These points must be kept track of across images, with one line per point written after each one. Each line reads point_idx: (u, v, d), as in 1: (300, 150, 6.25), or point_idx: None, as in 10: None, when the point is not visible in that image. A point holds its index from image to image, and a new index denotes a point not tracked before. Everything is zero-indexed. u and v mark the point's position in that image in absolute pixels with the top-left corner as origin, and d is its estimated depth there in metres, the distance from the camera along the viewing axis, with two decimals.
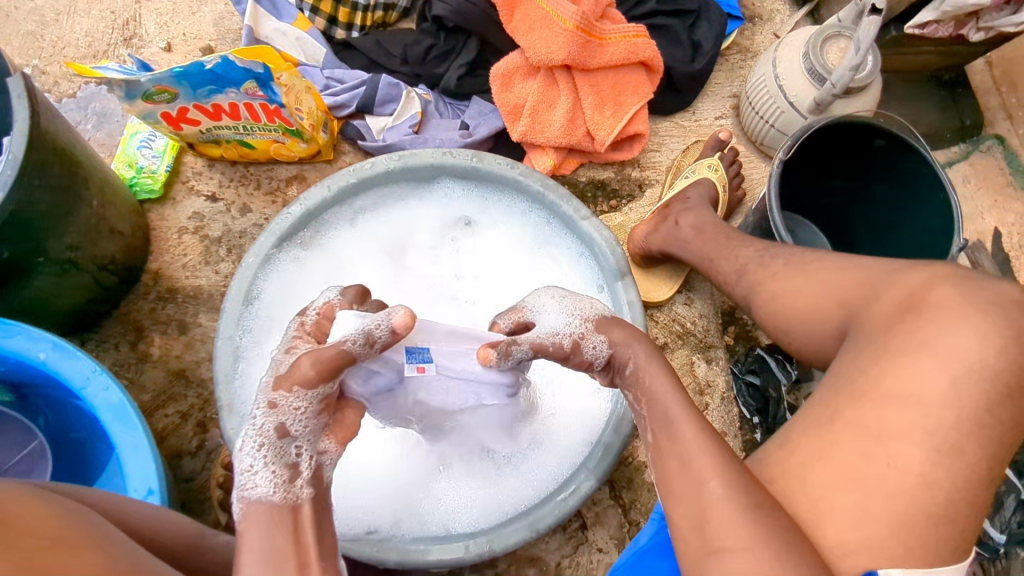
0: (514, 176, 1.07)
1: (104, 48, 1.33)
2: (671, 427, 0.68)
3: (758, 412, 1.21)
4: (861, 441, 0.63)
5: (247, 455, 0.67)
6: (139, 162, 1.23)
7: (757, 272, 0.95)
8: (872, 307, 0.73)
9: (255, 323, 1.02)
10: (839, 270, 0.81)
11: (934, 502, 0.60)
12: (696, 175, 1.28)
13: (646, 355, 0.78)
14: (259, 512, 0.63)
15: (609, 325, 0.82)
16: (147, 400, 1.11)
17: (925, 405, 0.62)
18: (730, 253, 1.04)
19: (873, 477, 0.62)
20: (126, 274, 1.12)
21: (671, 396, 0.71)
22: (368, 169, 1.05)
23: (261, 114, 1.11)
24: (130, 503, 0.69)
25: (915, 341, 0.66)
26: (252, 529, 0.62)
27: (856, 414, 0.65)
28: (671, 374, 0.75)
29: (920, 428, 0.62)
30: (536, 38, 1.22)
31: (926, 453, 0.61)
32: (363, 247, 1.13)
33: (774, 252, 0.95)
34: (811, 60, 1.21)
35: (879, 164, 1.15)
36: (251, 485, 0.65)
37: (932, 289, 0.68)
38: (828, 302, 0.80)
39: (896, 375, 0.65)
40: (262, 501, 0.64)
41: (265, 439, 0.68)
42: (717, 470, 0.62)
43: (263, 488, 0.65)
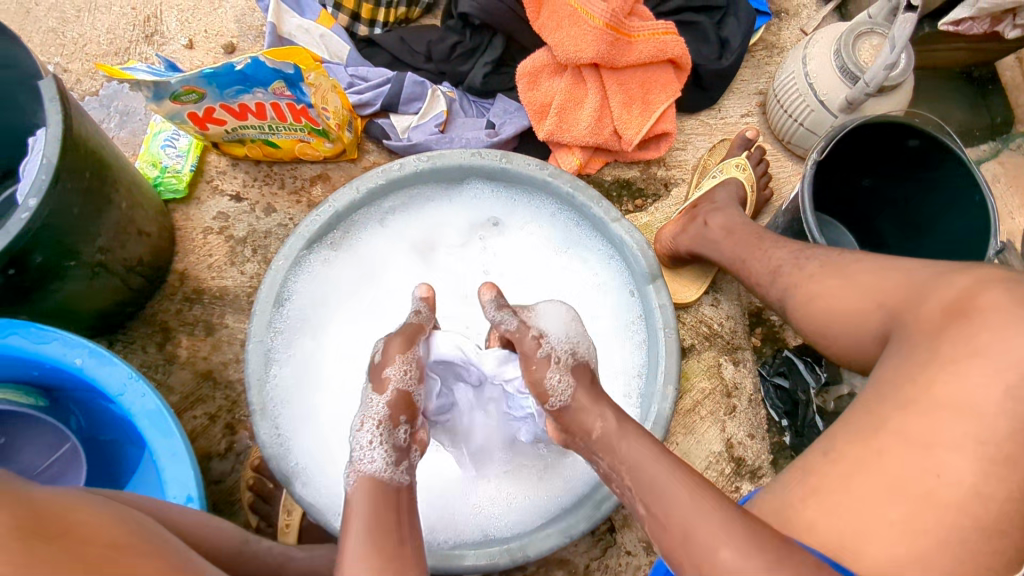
0: (544, 177, 1.06)
1: (126, 45, 1.31)
2: (658, 495, 0.67)
3: (787, 414, 1.20)
4: (910, 450, 0.62)
5: (364, 432, 0.78)
6: (163, 161, 1.23)
7: (792, 274, 0.94)
8: (916, 310, 0.72)
9: (287, 325, 1.02)
10: (879, 273, 0.80)
11: (987, 515, 0.59)
12: (723, 174, 1.27)
13: (611, 417, 0.76)
14: (373, 488, 0.73)
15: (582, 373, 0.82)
16: (176, 402, 1.11)
17: (976, 414, 0.61)
18: (762, 254, 1.03)
19: (923, 488, 0.61)
20: (154, 275, 1.12)
21: (653, 461, 0.70)
22: (397, 170, 1.04)
23: (288, 114, 1.10)
24: (175, 509, 0.69)
25: (967, 347, 0.64)
26: (361, 513, 0.69)
27: (904, 422, 0.64)
28: (645, 439, 0.73)
29: (973, 438, 0.60)
30: (564, 36, 1.19)
31: (978, 463, 0.60)
32: (394, 247, 1.12)
33: (810, 253, 0.94)
34: (843, 58, 1.19)
35: (913, 164, 1.14)
36: (365, 459, 0.75)
37: (980, 292, 0.67)
38: (868, 306, 0.79)
39: (947, 383, 0.63)
40: (376, 479, 0.74)
41: (382, 416, 0.78)
42: (725, 537, 0.59)
43: (377, 465, 0.75)
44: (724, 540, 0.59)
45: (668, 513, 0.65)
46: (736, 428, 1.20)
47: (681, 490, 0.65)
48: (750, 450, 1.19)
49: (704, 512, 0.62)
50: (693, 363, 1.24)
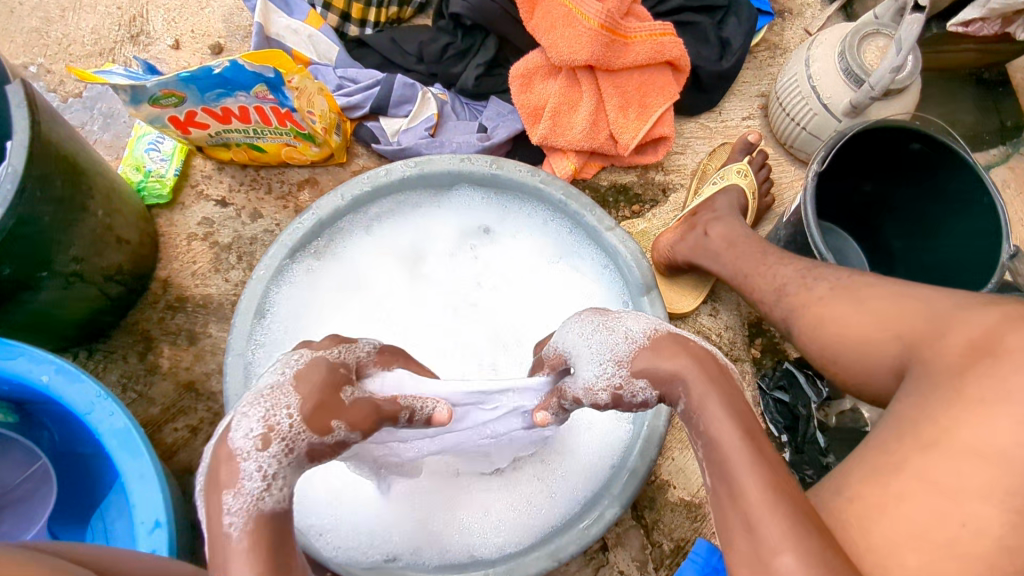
0: (536, 183, 1.02)
1: (110, 45, 1.28)
2: (738, 480, 0.58)
3: (787, 429, 1.15)
4: (930, 495, 0.59)
5: (265, 457, 0.63)
6: (147, 165, 1.20)
7: (798, 294, 0.90)
8: (936, 345, 0.68)
9: (269, 337, 0.99)
10: (894, 300, 0.76)
11: (1013, 567, 0.55)
12: (724, 181, 1.23)
13: (698, 376, 0.68)
14: (264, 526, 0.61)
15: (656, 354, 0.72)
16: (156, 414, 1.08)
17: (1005, 460, 0.57)
18: (767, 270, 0.98)
19: (945, 538, 0.57)
20: (134, 283, 1.09)
21: (739, 438, 0.61)
22: (384, 176, 1.01)
23: (272, 117, 1.07)
24: (130, 556, 0.66)
25: (993, 389, 0.60)
26: (249, 548, 0.59)
27: (926, 466, 0.60)
28: (739, 409, 0.64)
29: (1001, 487, 0.57)
30: (558, 37, 1.15)
31: (1006, 515, 0.56)
32: (380, 255, 1.09)
33: (818, 272, 0.89)
34: (847, 60, 1.15)
35: (916, 169, 1.10)
36: (262, 496, 0.62)
37: (1006, 331, 0.62)
38: (882, 333, 0.75)
39: (976, 428, 0.59)
40: (268, 515, 0.62)
41: (295, 446, 0.64)
42: (790, 542, 0.53)
43: (273, 501, 0.62)
44: (786, 542, 0.53)
45: (741, 497, 0.57)
46: None
47: (757, 478, 0.57)
48: None
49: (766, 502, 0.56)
50: None
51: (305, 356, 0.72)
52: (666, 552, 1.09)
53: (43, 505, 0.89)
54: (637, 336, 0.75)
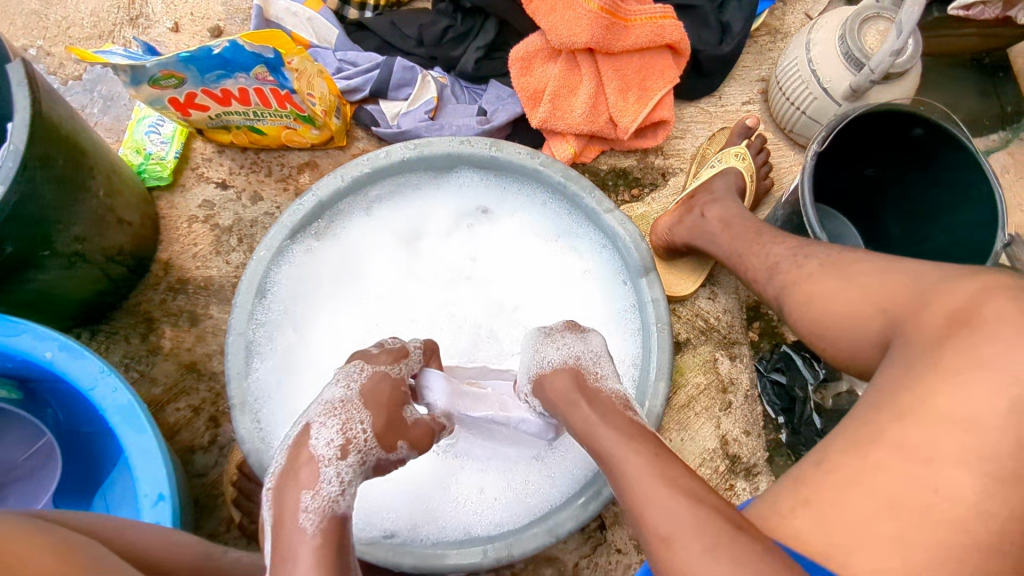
0: (535, 165, 1.03)
1: (110, 28, 1.28)
2: (626, 473, 0.63)
3: (784, 411, 1.16)
4: (909, 463, 0.60)
5: (338, 465, 0.68)
6: (147, 148, 1.20)
7: (790, 271, 0.90)
8: (919, 317, 0.68)
9: (269, 317, 0.99)
10: (881, 274, 0.76)
11: (986, 532, 0.56)
12: (722, 164, 1.23)
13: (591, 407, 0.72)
14: (335, 526, 0.64)
15: (557, 380, 0.79)
16: (159, 393, 1.09)
17: (982, 430, 0.58)
18: (760, 249, 0.99)
19: (919, 504, 0.58)
20: (135, 265, 1.10)
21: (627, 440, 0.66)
22: (384, 158, 1.02)
23: (272, 100, 1.08)
24: (132, 528, 0.67)
25: (967, 356, 0.61)
26: (318, 544, 0.62)
27: (905, 436, 0.61)
28: (619, 419, 0.71)
29: (974, 452, 0.58)
30: (557, 19, 1.15)
31: (980, 480, 0.57)
32: (379, 237, 1.10)
33: (809, 251, 0.89)
34: (847, 43, 1.15)
35: (916, 154, 1.10)
36: (337, 497, 0.66)
37: (984, 302, 0.64)
38: (868, 308, 0.75)
39: (951, 394, 0.60)
40: (337, 517, 0.65)
41: (367, 458, 0.70)
42: (682, 508, 0.57)
43: (345, 506, 0.66)
44: (673, 508, 0.57)
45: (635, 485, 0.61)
46: (732, 424, 1.16)
47: (641, 461, 0.63)
48: (746, 447, 1.16)
49: (655, 477, 0.61)
50: (687, 358, 1.21)
51: (366, 369, 0.77)
52: None
53: (47, 481, 0.90)
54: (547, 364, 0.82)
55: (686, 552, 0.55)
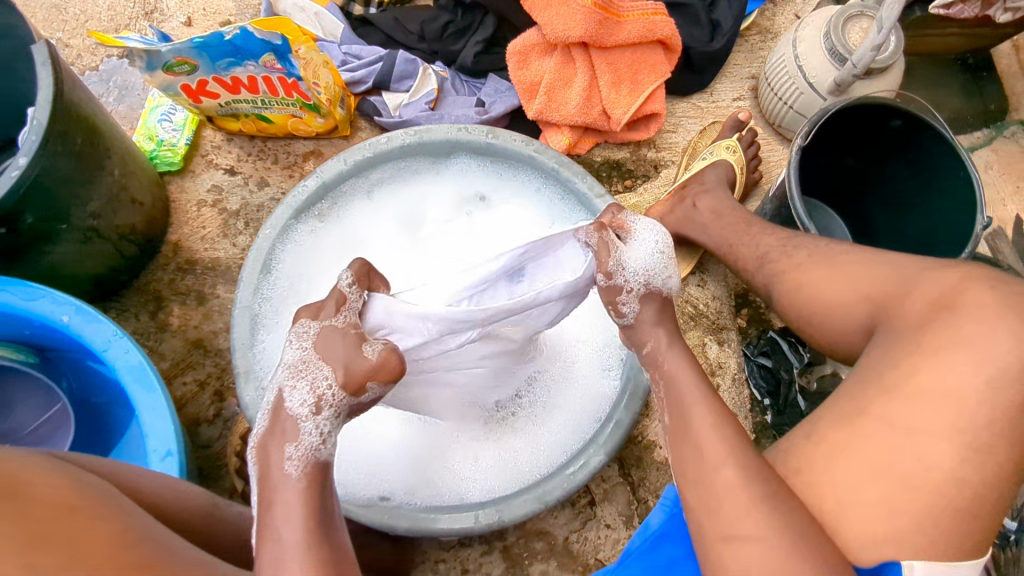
0: (529, 152, 1.09)
1: (126, 22, 1.34)
2: (686, 414, 0.73)
3: (770, 394, 1.20)
4: (891, 434, 0.63)
5: (314, 421, 0.72)
6: (159, 135, 1.25)
7: (780, 261, 0.92)
8: (902, 308, 0.72)
9: (271, 292, 1.04)
10: (864, 262, 0.79)
11: (960, 498, 0.60)
12: (714, 156, 1.27)
13: (664, 337, 0.83)
14: (319, 473, 0.70)
15: (667, 308, 0.86)
16: (167, 367, 1.14)
17: (963, 404, 0.62)
18: (749, 239, 1.03)
19: (900, 472, 0.62)
20: (147, 245, 1.15)
21: (691, 383, 0.76)
22: (385, 143, 1.07)
23: (279, 88, 1.13)
24: (143, 474, 0.71)
25: (949, 339, 0.65)
26: (301, 488, 0.68)
27: (887, 408, 0.65)
28: (687, 355, 0.81)
29: (952, 425, 0.62)
30: (553, 15, 1.20)
31: (958, 449, 0.61)
32: (379, 219, 1.14)
33: (798, 242, 0.92)
34: (832, 40, 1.20)
35: (895, 146, 1.15)
36: (318, 446, 0.71)
37: (966, 289, 0.68)
38: (855, 297, 0.78)
39: (930, 371, 0.64)
40: (322, 462, 0.71)
41: (339, 409, 0.74)
42: (728, 458, 0.67)
43: (326, 452, 0.72)
44: (726, 461, 0.67)
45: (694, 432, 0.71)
46: None
47: (706, 414, 0.72)
48: None
49: (712, 429, 0.70)
50: None
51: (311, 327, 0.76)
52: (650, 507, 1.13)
53: (59, 444, 0.95)
54: (669, 287, 0.87)
55: (733, 506, 0.64)
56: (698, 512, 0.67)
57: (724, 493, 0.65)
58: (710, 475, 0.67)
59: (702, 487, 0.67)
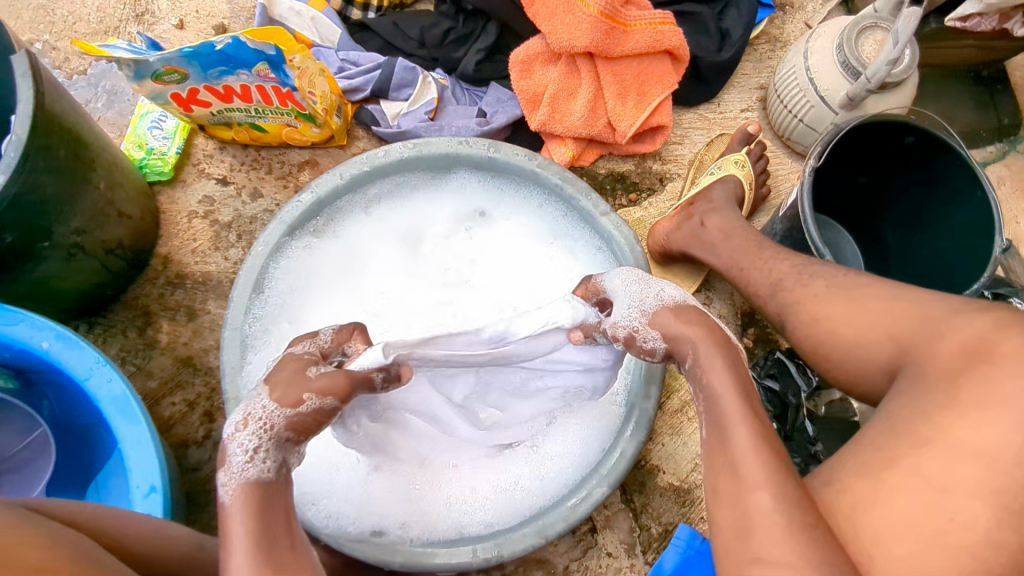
0: (532, 167, 1.05)
1: (115, 24, 1.30)
2: (725, 430, 0.68)
3: (776, 418, 1.15)
4: (922, 491, 0.60)
5: (247, 434, 0.69)
6: (149, 143, 1.21)
7: (794, 289, 0.91)
8: (934, 346, 0.68)
9: (263, 312, 1.00)
10: (888, 301, 0.77)
11: (997, 562, 0.57)
12: (722, 171, 1.25)
13: (705, 343, 0.76)
14: (251, 496, 0.66)
15: (672, 316, 0.80)
16: (154, 387, 1.10)
17: (1000, 460, 0.59)
18: (762, 264, 1.00)
19: (931, 532, 0.59)
20: (134, 259, 1.11)
21: (734, 397, 0.69)
22: (382, 157, 1.03)
23: (273, 97, 1.09)
24: (122, 517, 0.67)
25: (985, 391, 0.62)
26: (239, 509, 0.65)
27: (919, 462, 0.61)
28: (733, 369, 0.73)
29: (987, 484, 0.59)
30: (558, 23, 1.15)
31: (993, 510, 0.58)
32: (377, 234, 1.10)
33: (813, 270, 0.91)
34: (845, 53, 1.16)
35: (908, 163, 1.11)
36: (248, 467, 0.68)
37: (1003, 339, 0.64)
38: (878, 335, 0.76)
39: (964, 426, 0.61)
40: (256, 483, 0.67)
41: (270, 421, 0.70)
42: (768, 480, 0.62)
43: (262, 470, 0.68)
44: (760, 482, 0.62)
45: (731, 445, 0.66)
46: None
47: (745, 429, 0.66)
48: None
49: (753, 450, 0.64)
50: None
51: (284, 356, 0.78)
52: (653, 535, 1.10)
53: (42, 471, 0.91)
54: (666, 297, 0.83)
55: (769, 534, 0.59)
56: (719, 515, 0.64)
57: (756, 512, 0.61)
58: (745, 492, 0.62)
59: (733, 507, 0.63)
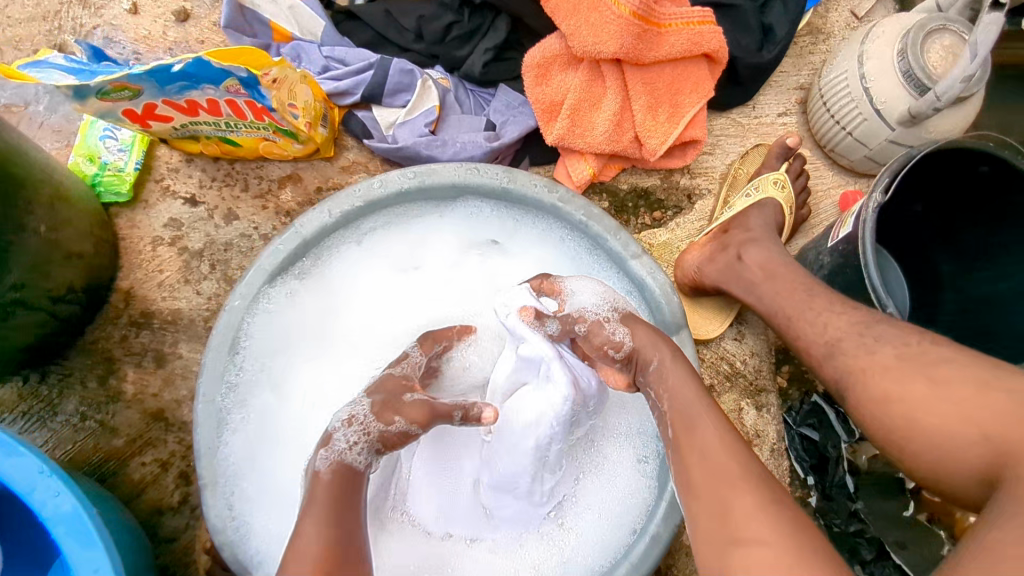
0: (553, 201, 0.90)
1: (56, 8, 1.10)
2: (690, 419, 0.71)
3: (813, 471, 1.08)
4: None
5: (350, 430, 0.76)
6: (102, 156, 1.04)
7: (856, 356, 0.80)
8: None
9: (240, 378, 0.85)
10: (984, 400, 0.67)
11: None
12: (760, 193, 1.11)
13: (670, 356, 0.78)
14: (338, 477, 0.72)
15: (634, 321, 0.83)
16: (121, 446, 0.98)
17: None
18: (814, 319, 0.88)
19: None
20: (90, 298, 0.96)
21: (692, 393, 0.73)
22: (378, 189, 0.88)
23: (247, 112, 0.92)
24: None
25: None
26: (328, 487, 0.70)
27: None
28: (687, 367, 0.78)
29: None
30: (581, 23, 0.99)
31: None
32: (370, 272, 0.95)
33: (879, 335, 0.80)
34: (909, 61, 1.01)
35: (984, 195, 0.97)
36: (349, 451, 0.74)
37: None
38: (971, 438, 0.66)
39: None
40: (349, 467, 0.73)
41: (362, 418, 0.77)
42: (742, 473, 0.64)
43: (356, 458, 0.74)
44: (742, 478, 0.63)
45: (698, 438, 0.69)
46: None
47: (710, 425, 0.69)
48: None
49: (720, 446, 0.67)
50: None
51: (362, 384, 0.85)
52: None
53: None
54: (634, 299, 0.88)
55: (741, 500, 0.61)
56: (693, 505, 0.65)
57: (734, 506, 0.61)
58: (722, 487, 0.63)
59: (708, 498, 0.64)
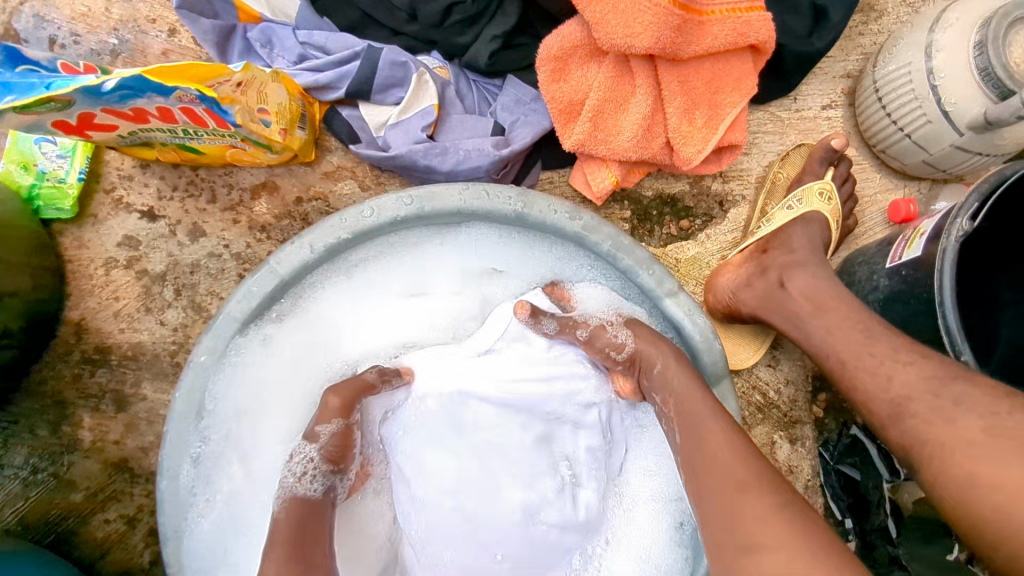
0: (575, 230, 0.77)
1: None
2: (693, 417, 0.63)
3: (850, 513, 0.98)
4: None
5: (297, 461, 0.68)
6: (38, 163, 0.88)
7: (930, 422, 0.68)
8: None
9: (205, 449, 0.73)
10: None
11: None
12: (804, 206, 0.97)
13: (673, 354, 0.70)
14: (296, 509, 0.65)
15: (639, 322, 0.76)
16: (80, 501, 0.86)
17: None
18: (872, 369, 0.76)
19: None
20: (29, 338, 0.82)
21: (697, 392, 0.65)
22: (368, 218, 0.74)
23: (208, 119, 0.76)
24: None
25: None
26: (284, 523, 0.63)
27: None
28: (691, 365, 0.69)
29: None
30: (609, 9, 0.83)
31: None
32: (359, 316, 0.81)
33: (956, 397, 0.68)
34: (987, 57, 0.86)
35: None
36: (301, 483, 0.67)
37: None
38: None
39: None
40: (302, 500, 0.66)
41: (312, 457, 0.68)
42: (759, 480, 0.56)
43: (311, 490, 0.67)
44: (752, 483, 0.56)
45: (704, 438, 0.61)
46: None
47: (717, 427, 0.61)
48: None
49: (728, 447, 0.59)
50: None
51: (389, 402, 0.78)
52: None
53: None
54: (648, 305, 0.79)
55: (752, 507, 0.54)
56: (705, 515, 0.57)
57: (747, 516, 0.54)
58: (733, 491, 0.56)
59: (721, 503, 0.56)
